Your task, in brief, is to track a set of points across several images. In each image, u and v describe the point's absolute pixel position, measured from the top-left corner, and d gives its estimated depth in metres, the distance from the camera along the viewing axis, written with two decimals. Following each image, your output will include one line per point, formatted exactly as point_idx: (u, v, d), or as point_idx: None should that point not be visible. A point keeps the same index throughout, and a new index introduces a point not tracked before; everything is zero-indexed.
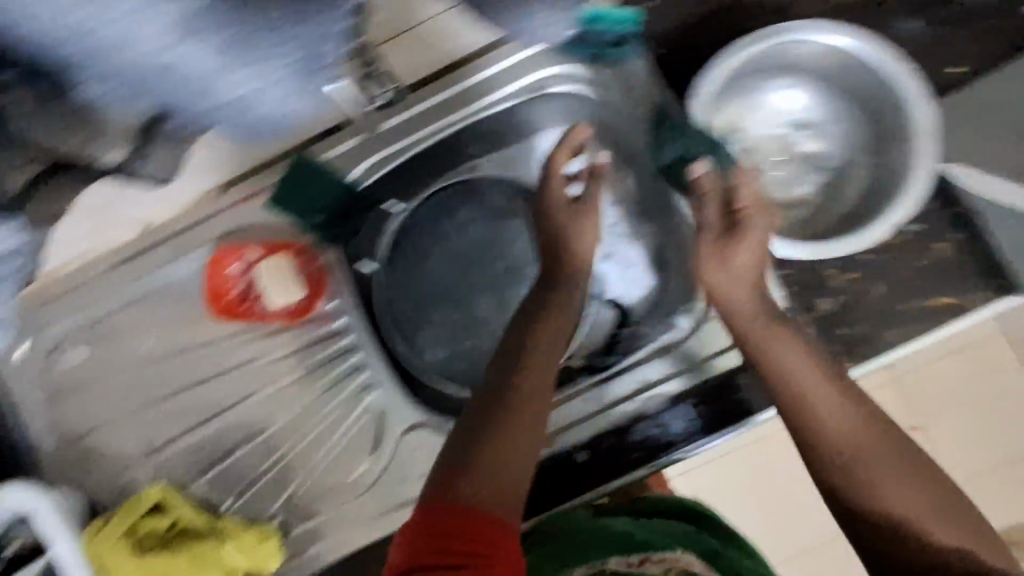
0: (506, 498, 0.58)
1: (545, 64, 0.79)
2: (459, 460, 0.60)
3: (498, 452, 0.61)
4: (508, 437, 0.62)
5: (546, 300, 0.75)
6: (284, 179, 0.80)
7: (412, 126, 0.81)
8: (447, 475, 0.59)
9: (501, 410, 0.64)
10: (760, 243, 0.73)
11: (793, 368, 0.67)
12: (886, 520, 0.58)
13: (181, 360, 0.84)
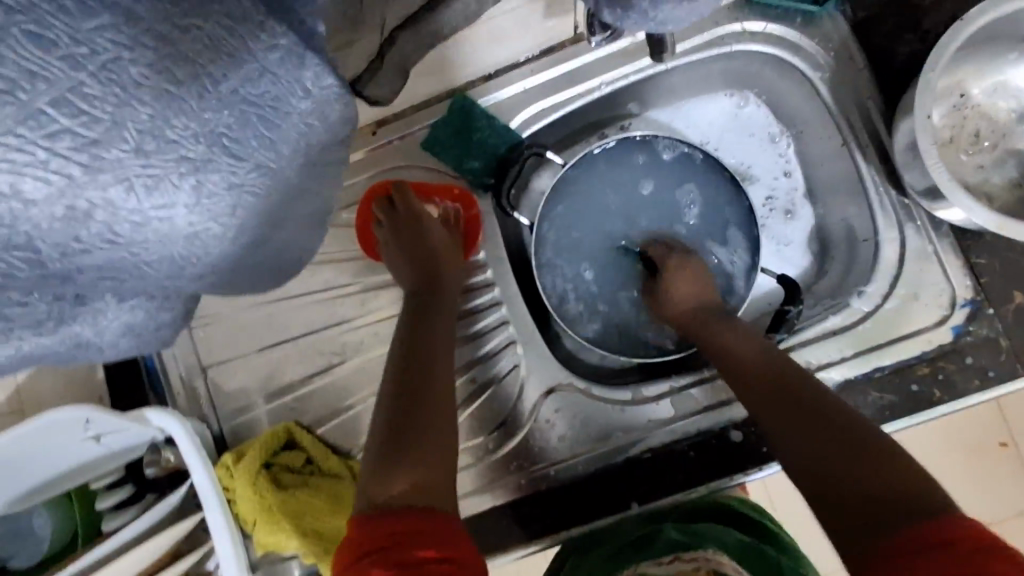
0: (420, 475, 0.52)
1: (728, 20, 0.75)
2: (393, 447, 0.54)
3: (406, 441, 0.55)
4: (401, 462, 0.53)
5: (456, 288, 0.73)
6: (443, 118, 0.77)
7: (578, 76, 0.78)
8: (380, 459, 0.53)
9: (422, 401, 0.58)
10: (701, 283, 0.76)
11: (733, 341, 0.68)
12: (881, 494, 0.48)
13: (316, 300, 0.81)
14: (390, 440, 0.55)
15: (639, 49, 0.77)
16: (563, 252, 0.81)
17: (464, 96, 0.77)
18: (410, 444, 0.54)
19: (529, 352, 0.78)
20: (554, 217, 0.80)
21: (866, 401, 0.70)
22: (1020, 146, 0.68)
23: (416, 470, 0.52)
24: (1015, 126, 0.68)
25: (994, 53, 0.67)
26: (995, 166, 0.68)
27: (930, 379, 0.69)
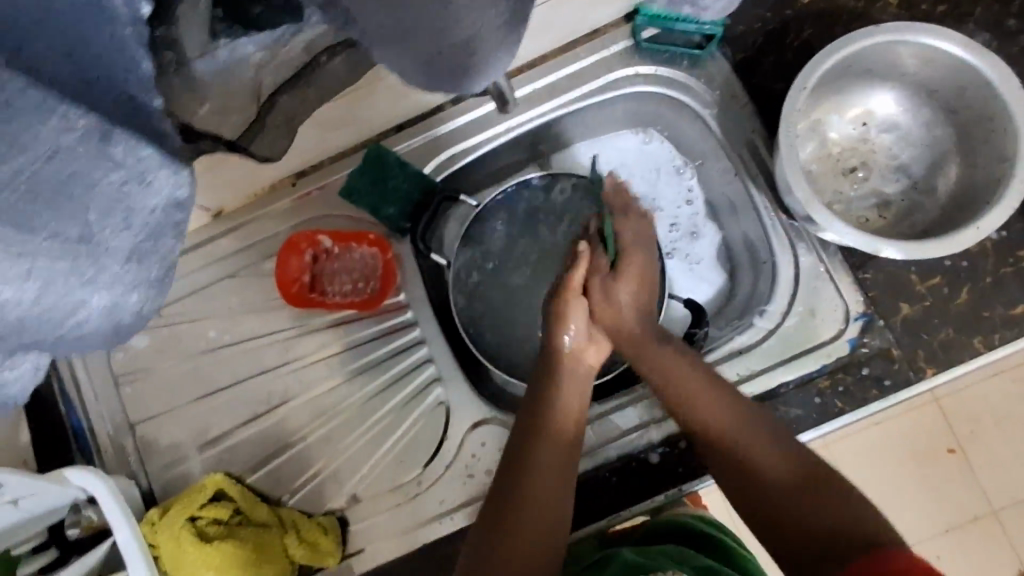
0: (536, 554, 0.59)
1: (621, 66, 0.81)
2: (491, 533, 0.61)
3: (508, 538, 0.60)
4: (512, 517, 0.61)
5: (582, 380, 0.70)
6: (358, 167, 0.81)
7: (486, 123, 0.82)
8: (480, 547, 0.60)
9: (531, 478, 0.63)
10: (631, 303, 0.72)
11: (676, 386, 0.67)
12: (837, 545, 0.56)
13: (244, 349, 0.82)
14: (495, 506, 0.62)
15: (541, 94, 0.81)
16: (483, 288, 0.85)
17: (378, 146, 0.81)
18: (510, 518, 0.61)
19: (454, 388, 0.80)
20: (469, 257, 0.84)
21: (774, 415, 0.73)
22: (882, 175, 0.75)
23: (536, 530, 0.60)
24: (879, 154, 0.75)
25: (860, 88, 0.73)
26: (861, 192, 0.74)
27: (830, 390, 0.73)
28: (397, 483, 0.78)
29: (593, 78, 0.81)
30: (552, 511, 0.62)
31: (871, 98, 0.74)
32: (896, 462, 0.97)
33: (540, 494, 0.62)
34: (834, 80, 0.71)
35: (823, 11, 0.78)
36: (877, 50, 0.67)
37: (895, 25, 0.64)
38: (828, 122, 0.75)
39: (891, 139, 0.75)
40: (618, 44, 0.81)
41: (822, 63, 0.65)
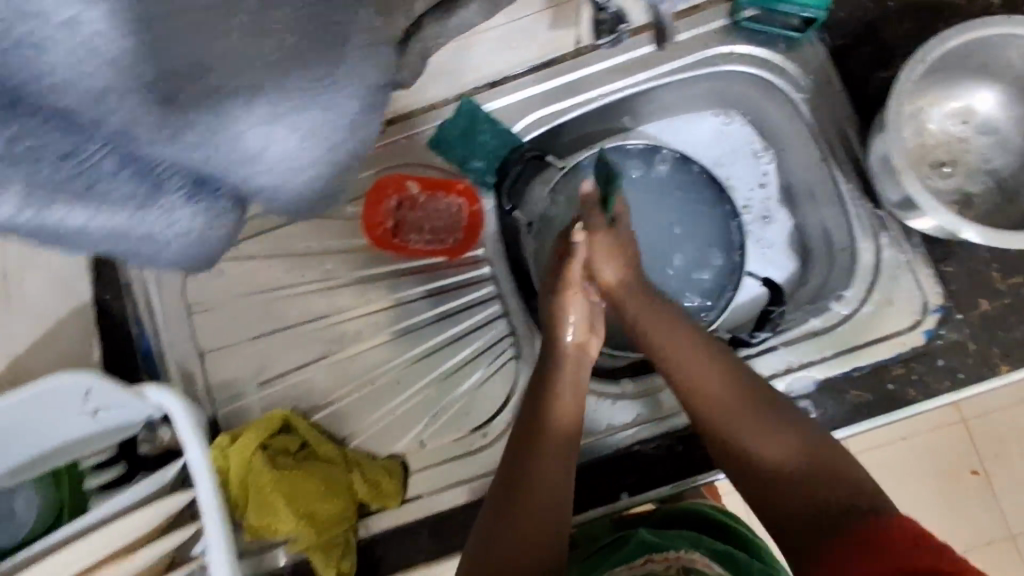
0: (540, 545, 0.62)
1: (717, 43, 0.81)
2: (501, 514, 0.63)
3: (520, 524, 0.62)
4: (521, 507, 0.63)
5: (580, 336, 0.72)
6: (450, 119, 0.82)
7: (579, 88, 0.83)
8: (491, 525, 0.63)
9: (537, 470, 0.64)
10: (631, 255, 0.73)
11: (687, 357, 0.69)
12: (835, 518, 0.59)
13: (316, 289, 0.82)
14: (503, 495, 0.64)
15: (636, 64, 0.82)
16: None
17: (471, 100, 0.82)
18: (521, 517, 0.62)
19: (524, 344, 0.81)
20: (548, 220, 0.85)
21: (845, 397, 0.74)
22: (971, 171, 0.75)
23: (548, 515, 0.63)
24: (970, 152, 0.76)
25: (961, 82, 0.74)
26: (948, 186, 0.75)
27: (905, 377, 0.73)
28: (460, 434, 0.79)
29: (688, 54, 0.82)
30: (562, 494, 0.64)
31: (969, 93, 0.74)
32: (924, 471, 1.06)
33: (549, 483, 0.64)
34: (938, 71, 0.72)
35: (923, 5, 0.78)
36: (987, 43, 0.67)
37: (1015, 20, 0.65)
38: (922, 114, 0.76)
39: (983, 136, 0.75)
40: (715, 22, 0.81)
41: (933, 49, 0.65)
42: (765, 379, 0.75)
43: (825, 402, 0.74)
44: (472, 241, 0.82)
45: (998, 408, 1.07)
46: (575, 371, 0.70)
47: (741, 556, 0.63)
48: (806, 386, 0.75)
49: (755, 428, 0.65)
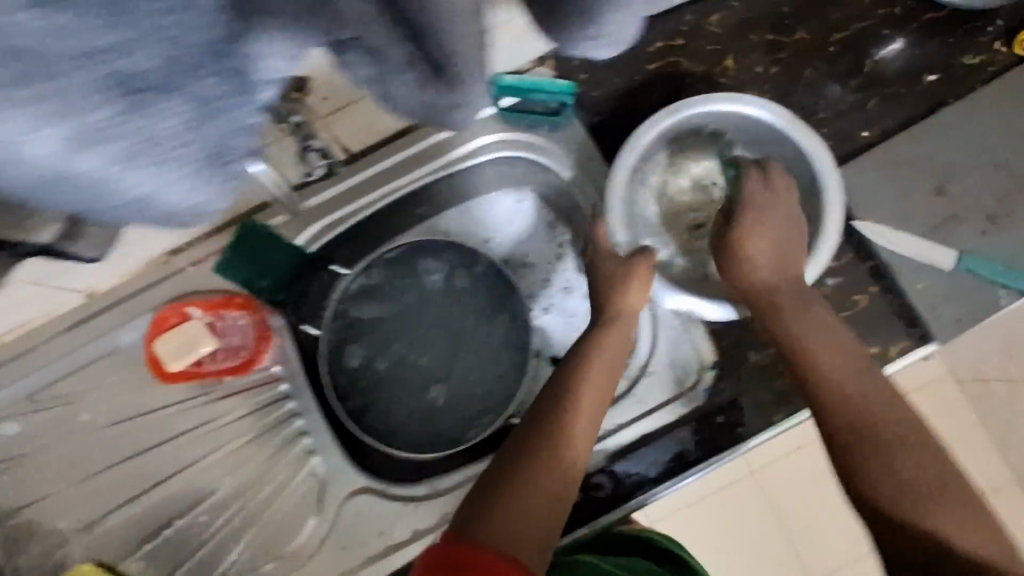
0: (524, 527, 0.53)
1: (483, 133, 0.83)
2: (498, 485, 0.56)
3: (504, 505, 0.54)
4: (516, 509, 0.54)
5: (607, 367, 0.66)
6: (229, 243, 0.80)
7: (358, 192, 0.83)
8: (470, 506, 0.55)
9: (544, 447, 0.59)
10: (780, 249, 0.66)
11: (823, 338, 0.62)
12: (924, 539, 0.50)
13: (119, 430, 0.81)
14: (485, 487, 0.57)
15: (408, 163, 0.84)
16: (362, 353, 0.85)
17: (251, 221, 0.81)
18: (506, 501, 0.55)
19: (327, 458, 0.80)
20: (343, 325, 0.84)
21: (645, 454, 0.77)
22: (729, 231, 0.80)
23: (531, 518, 0.54)
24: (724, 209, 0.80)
25: (703, 148, 0.78)
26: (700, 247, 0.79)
27: (687, 437, 0.77)
28: (275, 557, 0.79)
29: (457, 149, 0.84)
30: (557, 504, 0.56)
31: (716, 156, 0.79)
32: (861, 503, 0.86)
33: (535, 509, 0.55)
34: (677, 141, 0.77)
35: (666, 74, 0.82)
36: (704, 117, 0.73)
37: (713, 98, 0.70)
38: (678, 180, 0.80)
39: (735, 195, 0.80)
40: (477, 113, 0.83)
41: (647, 129, 0.71)
42: None
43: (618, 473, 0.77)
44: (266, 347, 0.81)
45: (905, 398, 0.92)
46: (609, 352, 0.67)
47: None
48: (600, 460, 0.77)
49: (870, 450, 0.55)
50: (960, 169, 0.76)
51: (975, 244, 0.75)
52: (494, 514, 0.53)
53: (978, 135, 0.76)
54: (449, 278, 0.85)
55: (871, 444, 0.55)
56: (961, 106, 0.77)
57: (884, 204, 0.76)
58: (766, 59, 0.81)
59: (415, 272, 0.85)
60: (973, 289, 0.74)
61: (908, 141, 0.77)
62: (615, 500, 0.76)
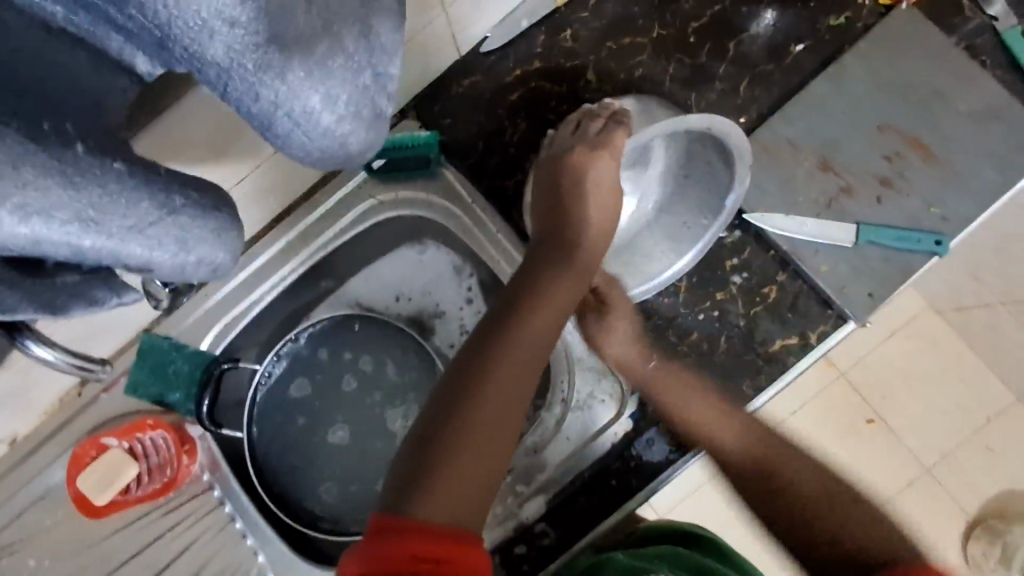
0: (478, 479, 0.53)
1: (364, 197, 0.82)
2: (460, 415, 0.55)
3: (462, 461, 0.52)
4: (465, 454, 0.53)
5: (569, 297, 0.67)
6: (135, 361, 0.79)
7: (254, 283, 0.82)
8: (435, 436, 0.54)
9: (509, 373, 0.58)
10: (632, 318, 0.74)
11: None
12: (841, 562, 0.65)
13: (68, 568, 0.81)
14: (451, 410, 0.55)
15: (296, 245, 0.82)
16: (299, 433, 0.87)
17: (149, 336, 0.79)
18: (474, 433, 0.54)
19: (275, 555, 0.79)
20: (274, 414, 0.87)
21: (588, 491, 0.75)
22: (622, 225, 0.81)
23: (478, 451, 0.54)
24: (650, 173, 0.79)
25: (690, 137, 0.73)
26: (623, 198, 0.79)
27: (624, 467, 0.75)
28: None
29: (342, 219, 0.82)
30: (510, 425, 0.56)
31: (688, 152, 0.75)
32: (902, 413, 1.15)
33: (490, 413, 0.56)
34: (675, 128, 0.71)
35: (531, 102, 0.81)
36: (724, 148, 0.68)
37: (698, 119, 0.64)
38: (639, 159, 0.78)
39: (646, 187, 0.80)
40: (355, 179, 0.82)
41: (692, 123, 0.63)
42: (506, 513, 0.75)
43: (562, 520, 0.75)
44: (189, 461, 0.80)
45: (871, 351, 1.15)
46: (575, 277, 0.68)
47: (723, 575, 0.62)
48: (538, 509, 0.75)
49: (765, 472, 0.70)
50: (839, 140, 0.74)
51: (868, 212, 0.72)
52: (464, 439, 0.54)
53: (851, 100, 0.74)
54: (372, 348, 0.89)
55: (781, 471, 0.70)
56: (829, 75, 0.75)
57: (771, 190, 0.74)
58: (627, 65, 0.79)
59: (338, 349, 0.89)
60: (878, 258, 0.72)
61: (782, 121, 0.75)
62: (564, 545, 0.75)
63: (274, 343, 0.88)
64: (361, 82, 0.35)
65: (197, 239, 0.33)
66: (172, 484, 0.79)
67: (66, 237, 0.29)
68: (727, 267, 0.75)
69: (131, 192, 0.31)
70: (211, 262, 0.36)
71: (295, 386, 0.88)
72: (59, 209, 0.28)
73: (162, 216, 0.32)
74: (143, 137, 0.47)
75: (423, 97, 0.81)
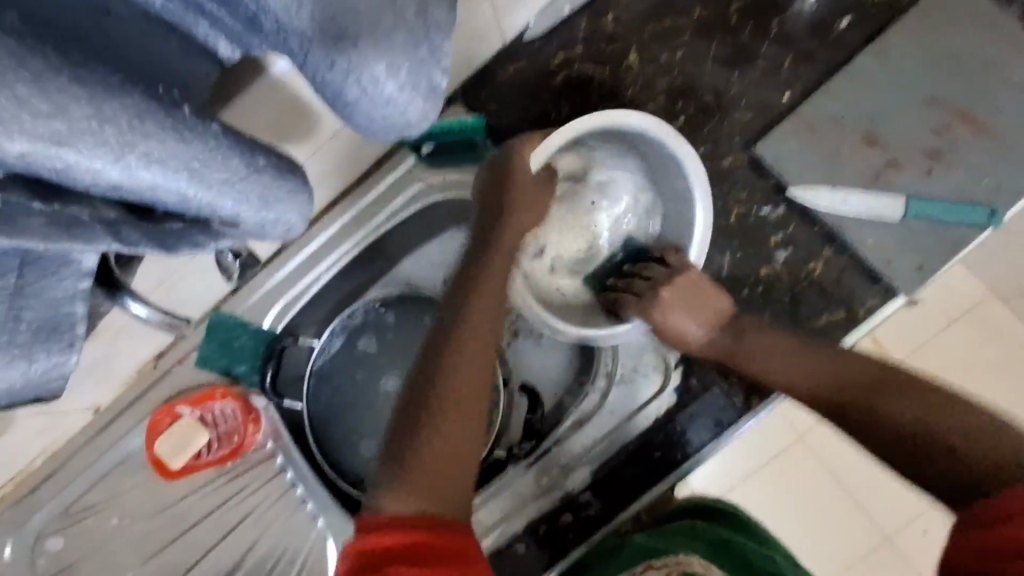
0: (453, 466, 0.59)
1: (414, 181, 0.85)
2: (425, 412, 0.60)
3: (431, 453, 0.58)
4: (439, 449, 0.58)
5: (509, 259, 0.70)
6: (205, 338, 0.86)
7: (312, 264, 0.87)
8: (409, 432, 0.59)
9: (460, 361, 0.62)
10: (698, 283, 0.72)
11: (773, 351, 0.69)
12: (904, 433, 0.59)
13: (147, 527, 0.88)
14: (408, 416, 0.60)
15: (351, 227, 0.86)
16: (358, 394, 0.92)
17: (218, 313, 0.85)
18: (435, 432, 0.59)
19: (334, 520, 0.85)
20: (336, 378, 0.92)
21: (634, 462, 0.77)
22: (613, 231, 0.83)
23: (454, 435, 0.59)
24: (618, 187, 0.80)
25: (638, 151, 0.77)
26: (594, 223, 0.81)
27: (666, 440, 0.77)
28: None
29: (394, 202, 0.86)
30: (470, 407, 0.61)
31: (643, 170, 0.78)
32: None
33: (456, 404, 0.60)
34: (601, 134, 0.75)
35: (574, 86, 0.83)
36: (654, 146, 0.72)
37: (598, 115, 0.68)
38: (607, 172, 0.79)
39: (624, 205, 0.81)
40: (406, 164, 0.86)
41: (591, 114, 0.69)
42: (552, 483, 0.78)
43: (606, 491, 0.77)
44: (255, 429, 0.86)
45: (929, 340, 1.23)
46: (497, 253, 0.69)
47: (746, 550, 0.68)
48: (583, 479, 0.77)
49: (863, 391, 0.63)
50: (887, 114, 0.73)
51: (918, 185, 0.72)
52: (431, 433, 0.59)
53: (899, 74, 0.74)
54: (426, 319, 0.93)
55: (866, 373, 0.64)
56: (877, 49, 0.75)
57: (816, 165, 0.74)
58: (669, 47, 0.81)
59: (394, 319, 0.94)
60: (927, 232, 0.71)
61: (827, 97, 0.75)
62: (609, 515, 0.77)
63: (331, 320, 0.92)
64: (421, 57, 0.39)
65: (277, 200, 0.38)
66: (239, 451, 0.85)
67: (175, 189, 0.33)
68: (771, 243, 0.75)
69: (220, 150, 0.34)
70: (288, 221, 0.40)
71: (363, 341, 0.93)
72: (172, 165, 0.32)
73: (250, 177, 0.36)
74: (231, 109, 0.52)
75: (469, 84, 0.84)
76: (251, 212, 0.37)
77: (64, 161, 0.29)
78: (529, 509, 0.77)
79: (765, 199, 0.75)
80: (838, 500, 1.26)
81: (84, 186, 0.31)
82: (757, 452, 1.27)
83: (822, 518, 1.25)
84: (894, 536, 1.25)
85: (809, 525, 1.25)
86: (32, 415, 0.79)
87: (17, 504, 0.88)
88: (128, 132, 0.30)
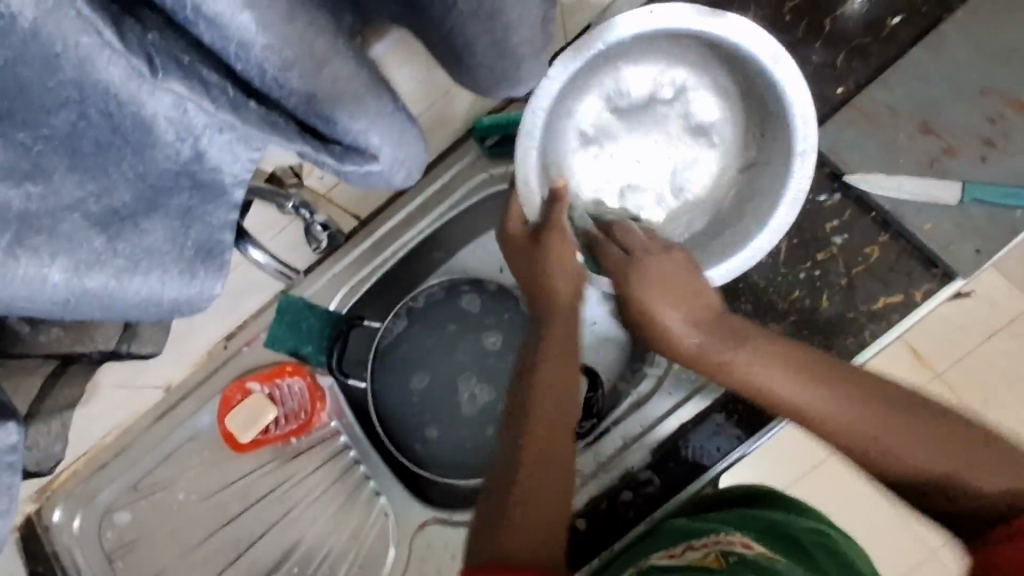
0: (550, 521, 0.55)
1: (477, 172, 0.90)
2: (514, 457, 0.58)
3: (519, 512, 0.54)
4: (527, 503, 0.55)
5: (572, 328, 0.68)
6: (274, 317, 0.87)
7: (378, 250, 0.90)
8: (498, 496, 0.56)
9: (544, 408, 0.61)
10: (691, 291, 0.65)
11: (771, 379, 0.62)
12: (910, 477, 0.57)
13: (213, 503, 0.91)
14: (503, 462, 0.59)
15: (416, 214, 0.90)
16: (431, 370, 0.95)
17: (286, 295, 0.87)
18: (511, 481, 0.57)
19: (396, 501, 0.89)
20: (412, 351, 0.95)
21: (692, 444, 0.78)
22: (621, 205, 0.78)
23: (546, 476, 0.57)
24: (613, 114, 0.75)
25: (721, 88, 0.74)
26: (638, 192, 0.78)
27: (724, 420, 0.77)
28: None
29: (457, 191, 0.90)
30: (561, 458, 0.59)
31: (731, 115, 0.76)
32: None
33: (540, 461, 0.58)
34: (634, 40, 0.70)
35: None
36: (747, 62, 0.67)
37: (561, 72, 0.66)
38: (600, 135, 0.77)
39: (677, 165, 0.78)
40: (469, 155, 0.90)
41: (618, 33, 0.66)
42: (607, 462, 0.81)
43: (666, 469, 0.78)
44: (321, 408, 0.90)
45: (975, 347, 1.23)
46: (564, 323, 0.68)
47: (789, 527, 0.68)
48: (643, 457, 0.79)
49: (891, 431, 0.58)
50: (939, 105, 0.76)
51: (973, 171, 0.74)
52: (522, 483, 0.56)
53: (949, 68, 0.77)
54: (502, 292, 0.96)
55: (837, 408, 0.60)
56: (928, 45, 0.78)
57: (872, 154, 0.77)
58: None
59: (479, 292, 0.96)
60: (985, 216, 0.73)
61: (881, 90, 0.78)
62: (668, 494, 0.77)
63: (395, 304, 0.96)
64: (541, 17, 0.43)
65: (409, 146, 0.40)
66: (303, 428, 0.89)
67: (346, 110, 0.35)
68: (828, 228, 0.77)
69: (379, 81, 0.37)
70: (408, 166, 0.41)
71: (464, 300, 0.96)
72: (349, 88, 0.34)
73: (396, 114, 0.38)
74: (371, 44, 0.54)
75: None
76: (389, 156, 0.39)
77: (280, 58, 0.31)
78: (590, 487, 0.79)
79: (820, 186, 0.78)
80: (888, 503, 1.24)
81: (275, 94, 0.33)
82: (810, 446, 1.26)
83: (868, 520, 1.24)
84: (936, 550, 1.23)
85: (856, 524, 1.24)
86: (113, 387, 0.83)
87: (85, 478, 0.91)
88: (327, 49, 0.33)
